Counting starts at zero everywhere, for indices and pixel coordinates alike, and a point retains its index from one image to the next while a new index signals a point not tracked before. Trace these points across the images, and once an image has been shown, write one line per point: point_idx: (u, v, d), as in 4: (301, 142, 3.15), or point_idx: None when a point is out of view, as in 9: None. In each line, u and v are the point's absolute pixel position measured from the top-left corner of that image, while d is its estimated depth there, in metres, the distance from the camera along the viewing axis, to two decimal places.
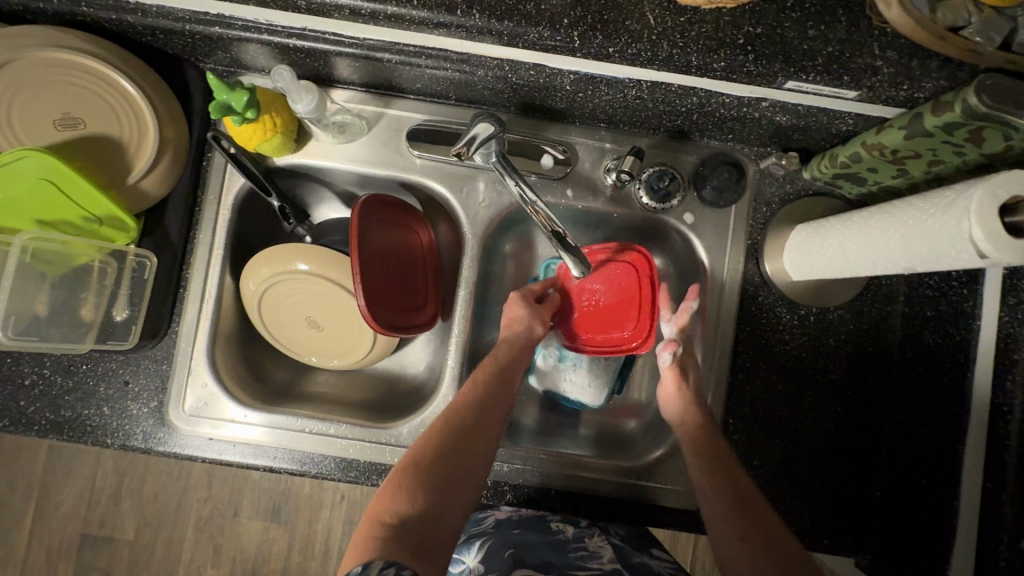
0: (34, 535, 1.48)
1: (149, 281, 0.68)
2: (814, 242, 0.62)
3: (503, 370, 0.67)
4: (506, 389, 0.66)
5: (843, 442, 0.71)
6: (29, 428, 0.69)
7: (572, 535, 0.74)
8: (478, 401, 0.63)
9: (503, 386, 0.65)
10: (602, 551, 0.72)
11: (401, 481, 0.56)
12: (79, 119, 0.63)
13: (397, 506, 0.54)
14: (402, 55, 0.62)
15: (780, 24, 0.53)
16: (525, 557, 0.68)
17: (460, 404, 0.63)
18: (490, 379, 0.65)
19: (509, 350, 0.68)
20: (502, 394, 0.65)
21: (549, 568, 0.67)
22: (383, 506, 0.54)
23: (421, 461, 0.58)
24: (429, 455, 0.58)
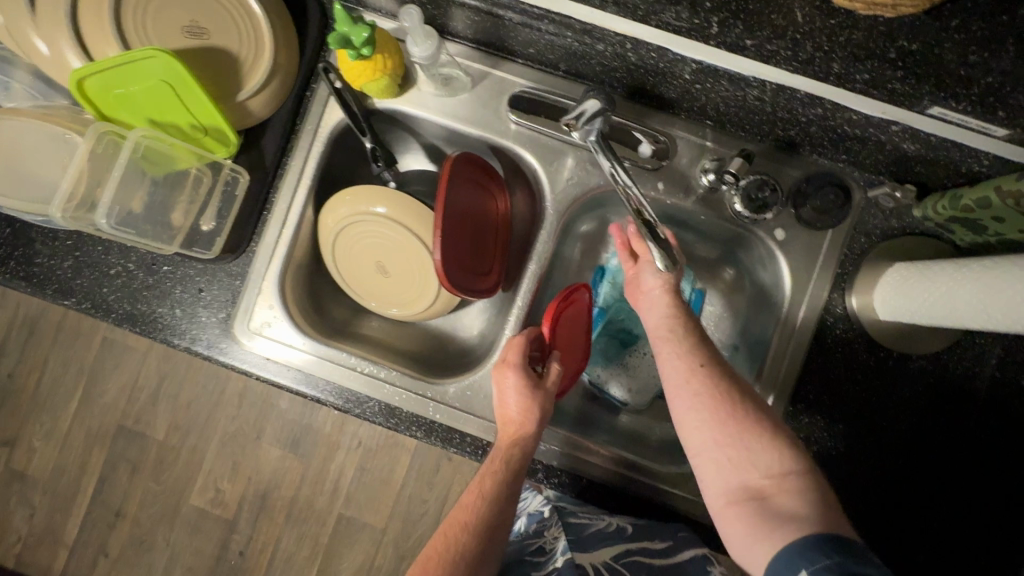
0: (78, 416, 1.59)
1: (238, 197, 0.71)
2: (917, 283, 0.59)
3: (502, 483, 0.63)
4: (507, 505, 0.63)
5: (899, 495, 0.67)
6: (108, 315, 0.73)
7: (536, 532, 0.72)
8: (474, 529, 0.62)
9: (509, 495, 0.63)
10: (555, 532, 0.69)
11: None
12: (203, 29, 0.64)
13: None
14: (525, 16, 0.61)
15: (939, 44, 0.49)
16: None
17: (459, 533, 0.62)
18: (494, 493, 0.63)
19: (522, 455, 0.64)
20: (501, 510, 0.63)
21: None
22: None
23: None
24: None
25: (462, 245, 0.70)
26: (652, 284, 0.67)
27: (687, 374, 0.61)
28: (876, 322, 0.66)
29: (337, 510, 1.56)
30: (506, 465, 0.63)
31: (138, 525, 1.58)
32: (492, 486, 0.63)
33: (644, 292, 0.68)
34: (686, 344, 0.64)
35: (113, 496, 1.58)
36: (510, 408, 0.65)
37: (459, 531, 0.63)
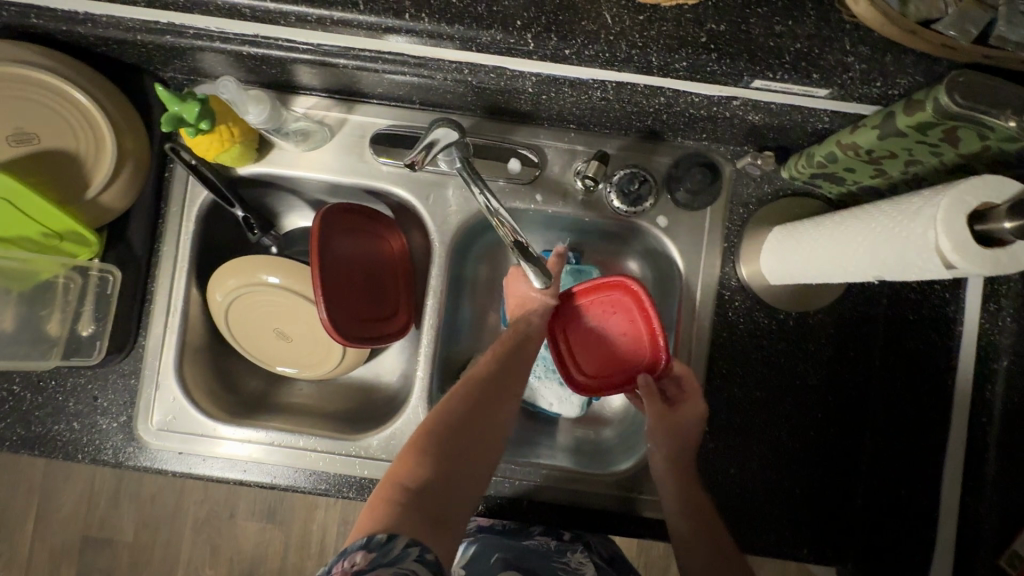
0: (38, 537, 1.52)
1: (113, 296, 0.68)
2: (788, 246, 0.60)
3: (496, 375, 0.63)
4: (503, 398, 0.62)
5: (818, 456, 0.69)
6: (2, 444, 0.69)
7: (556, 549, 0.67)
8: (477, 404, 0.59)
9: (515, 360, 0.65)
10: (586, 567, 0.65)
11: (424, 451, 0.55)
12: (33, 134, 0.62)
13: (416, 472, 0.53)
14: (358, 60, 0.60)
15: (745, 20, 0.51)
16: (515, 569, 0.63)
17: (465, 403, 0.59)
18: (500, 355, 0.65)
19: (528, 326, 0.67)
20: (505, 386, 0.63)
21: None
22: (405, 474, 0.52)
23: (438, 435, 0.56)
24: (460, 417, 0.58)
25: (353, 299, 0.70)
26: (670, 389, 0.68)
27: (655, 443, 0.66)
28: (768, 288, 0.68)
29: None
30: (507, 358, 0.65)
31: None
32: (491, 375, 0.62)
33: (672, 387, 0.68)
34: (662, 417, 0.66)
35: None
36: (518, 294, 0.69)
37: (457, 405, 0.59)
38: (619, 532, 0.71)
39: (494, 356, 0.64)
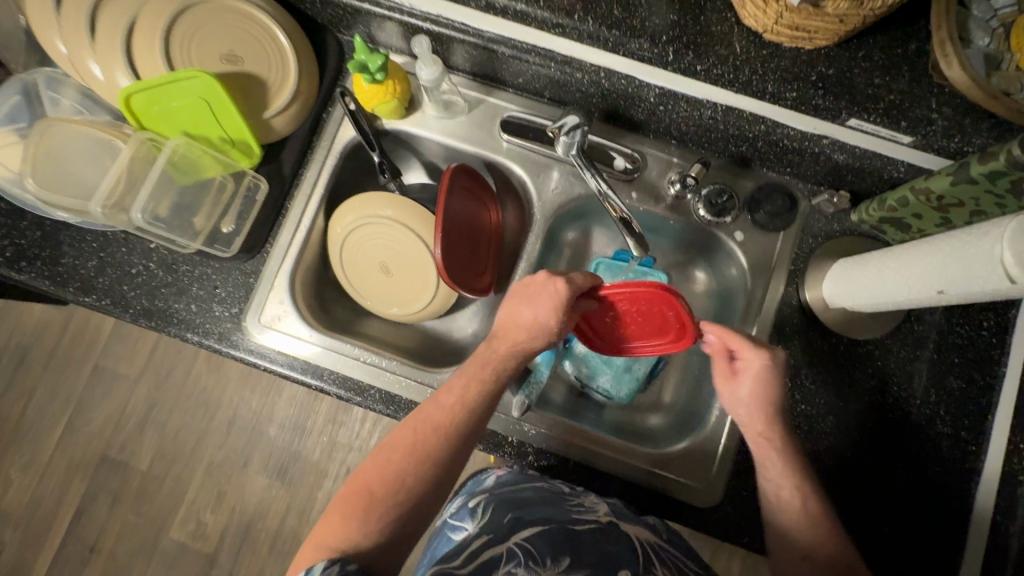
0: (60, 446, 1.57)
1: (258, 203, 0.79)
2: (857, 271, 0.68)
3: (453, 422, 0.62)
4: (453, 452, 0.62)
5: (853, 476, 0.73)
6: (126, 311, 0.78)
7: (570, 492, 0.69)
8: (426, 450, 0.61)
9: (484, 403, 0.64)
10: (600, 506, 0.68)
11: (358, 509, 0.57)
12: (236, 57, 0.74)
13: (348, 529, 0.56)
14: (515, 50, 0.72)
15: (849, 69, 0.61)
16: (523, 517, 0.63)
17: (412, 453, 0.61)
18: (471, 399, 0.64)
19: (508, 365, 0.67)
20: (464, 435, 0.62)
21: (549, 523, 0.61)
22: (336, 533, 0.55)
23: (376, 492, 0.59)
24: (403, 468, 0.60)
25: (462, 251, 0.80)
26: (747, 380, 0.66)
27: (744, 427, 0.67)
28: (828, 312, 0.75)
29: None
30: (469, 405, 0.63)
31: (113, 560, 1.53)
32: (446, 428, 0.62)
33: (739, 372, 0.67)
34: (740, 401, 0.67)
35: (89, 531, 1.54)
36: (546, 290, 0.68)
37: (402, 456, 0.60)
38: (650, 508, 0.75)
39: (454, 405, 0.63)
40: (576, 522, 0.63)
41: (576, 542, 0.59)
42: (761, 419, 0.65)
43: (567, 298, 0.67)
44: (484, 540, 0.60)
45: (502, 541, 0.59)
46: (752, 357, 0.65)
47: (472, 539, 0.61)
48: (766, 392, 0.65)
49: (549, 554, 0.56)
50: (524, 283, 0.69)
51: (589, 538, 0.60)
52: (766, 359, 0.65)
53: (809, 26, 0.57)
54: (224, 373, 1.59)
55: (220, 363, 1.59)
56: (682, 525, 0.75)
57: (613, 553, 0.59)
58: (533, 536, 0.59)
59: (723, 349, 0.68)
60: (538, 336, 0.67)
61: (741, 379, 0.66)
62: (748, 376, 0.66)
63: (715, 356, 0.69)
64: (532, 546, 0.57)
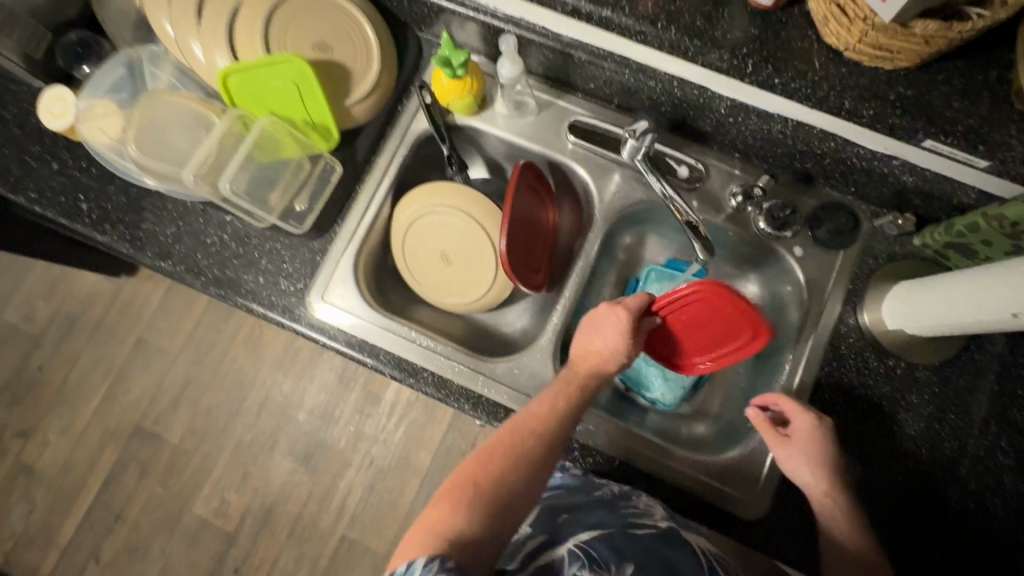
0: (98, 413, 1.62)
1: (330, 185, 0.82)
2: (923, 292, 0.67)
3: (548, 425, 0.63)
4: (550, 457, 0.62)
5: (906, 503, 0.72)
6: (198, 277, 0.82)
7: (620, 494, 0.71)
8: (523, 445, 0.61)
9: (574, 411, 0.66)
10: (655, 508, 0.69)
11: (463, 500, 0.56)
12: (325, 45, 0.78)
13: (455, 519, 0.55)
14: (591, 55, 0.75)
15: (928, 92, 0.62)
16: (579, 521, 0.65)
17: (510, 450, 0.61)
18: (563, 406, 0.65)
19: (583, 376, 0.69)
20: (559, 439, 0.63)
21: (607, 529, 0.64)
22: (445, 520, 0.55)
23: (480, 487, 0.58)
24: (503, 463, 0.60)
25: (518, 246, 0.80)
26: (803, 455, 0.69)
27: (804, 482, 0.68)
28: (886, 333, 0.74)
29: (341, 532, 1.54)
30: (558, 415, 0.65)
31: (136, 530, 1.56)
32: (541, 434, 0.63)
33: (793, 436, 0.69)
34: (806, 458, 0.68)
35: (117, 499, 1.57)
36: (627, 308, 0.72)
37: (501, 453, 0.61)
38: (690, 514, 0.75)
39: (549, 410, 0.64)
40: (635, 528, 0.65)
41: (636, 547, 0.62)
42: (828, 480, 0.67)
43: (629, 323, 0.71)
44: (541, 541, 0.64)
45: (561, 543, 0.62)
46: (805, 418, 0.69)
47: (529, 540, 0.65)
48: (818, 454, 0.68)
49: (612, 559, 0.60)
50: (590, 314, 0.74)
51: (650, 543, 0.64)
52: (817, 420, 0.69)
53: (893, 46, 0.58)
54: (260, 356, 1.63)
55: (257, 346, 1.64)
56: (726, 535, 0.74)
57: (674, 560, 0.63)
58: (593, 539, 0.62)
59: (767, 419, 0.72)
60: (611, 360, 0.70)
61: (796, 442, 0.69)
62: (800, 439, 0.69)
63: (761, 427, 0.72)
64: (593, 549, 0.61)
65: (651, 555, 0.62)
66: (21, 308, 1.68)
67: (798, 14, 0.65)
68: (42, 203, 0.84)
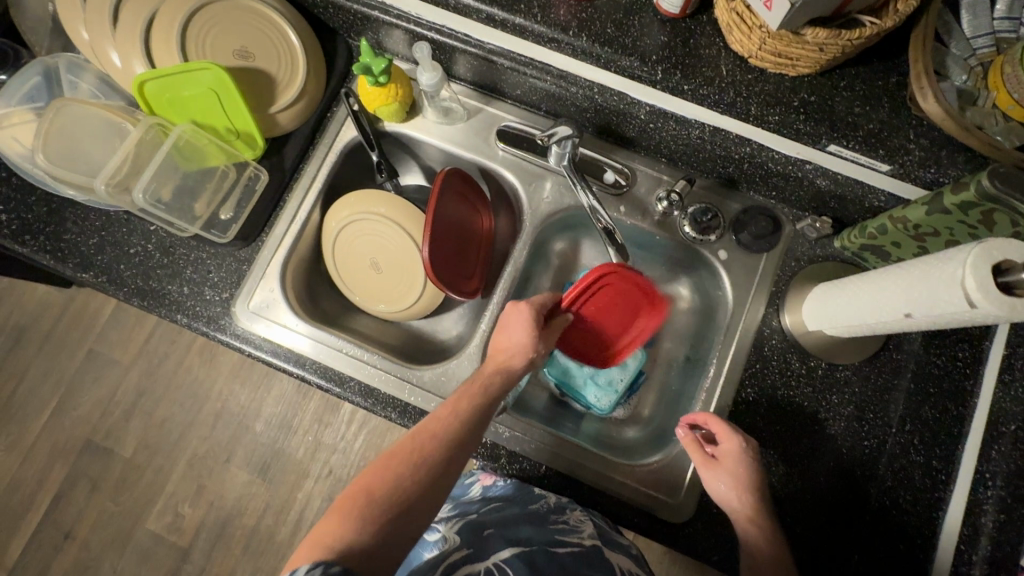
0: (46, 428, 1.58)
1: (256, 193, 0.81)
2: (834, 294, 0.69)
3: (455, 426, 0.62)
4: (456, 457, 0.61)
5: (826, 501, 0.73)
6: (120, 289, 0.80)
7: (556, 508, 0.73)
8: (425, 447, 0.60)
9: (482, 409, 0.65)
10: (585, 525, 0.71)
11: (356, 506, 0.54)
12: (246, 52, 0.77)
13: (345, 527, 0.52)
14: (514, 62, 0.75)
15: (830, 97, 0.64)
16: (502, 535, 0.67)
17: (415, 452, 0.59)
18: (470, 406, 0.64)
19: (500, 376, 0.68)
20: (466, 439, 0.62)
21: (528, 546, 0.66)
22: (334, 528, 0.52)
23: (375, 491, 0.56)
24: (406, 465, 0.58)
25: (448, 250, 0.81)
26: (729, 477, 0.67)
27: (726, 496, 0.67)
28: (806, 335, 0.75)
29: (298, 544, 1.52)
30: (463, 417, 0.63)
31: (86, 547, 1.52)
32: (443, 438, 0.61)
33: (715, 462, 0.69)
34: (731, 474, 0.67)
35: (66, 516, 1.53)
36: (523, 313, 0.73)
37: (402, 457, 0.59)
38: (618, 519, 0.75)
39: (451, 413, 0.63)
40: (558, 545, 0.67)
41: (554, 566, 0.64)
42: (755, 505, 0.66)
43: (533, 319, 0.72)
44: (462, 554, 0.64)
45: (481, 559, 0.63)
46: (733, 440, 0.68)
47: (453, 551, 0.65)
48: (744, 479, 0.67)
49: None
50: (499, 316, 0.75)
51: (570, 563, 0.65)
52: (743, 443, 0.68)
53: (790, 53, 0.59)
54: (216, 366, 1.61)
55: (212, 355, 1.61)
56: (657, 540, 0.74)
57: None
58: (511, 556, 0.64)
59: (695, 439, 0.71)
60: (522, 355, 0.71)
61: (724, 464, 0.68)
62: (727, 463, 0.68)
63: (690, 448, 0.71)
64: (509, 566, 0.62)
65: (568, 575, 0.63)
66: None
67: (706, 22, 0.66)
68: None
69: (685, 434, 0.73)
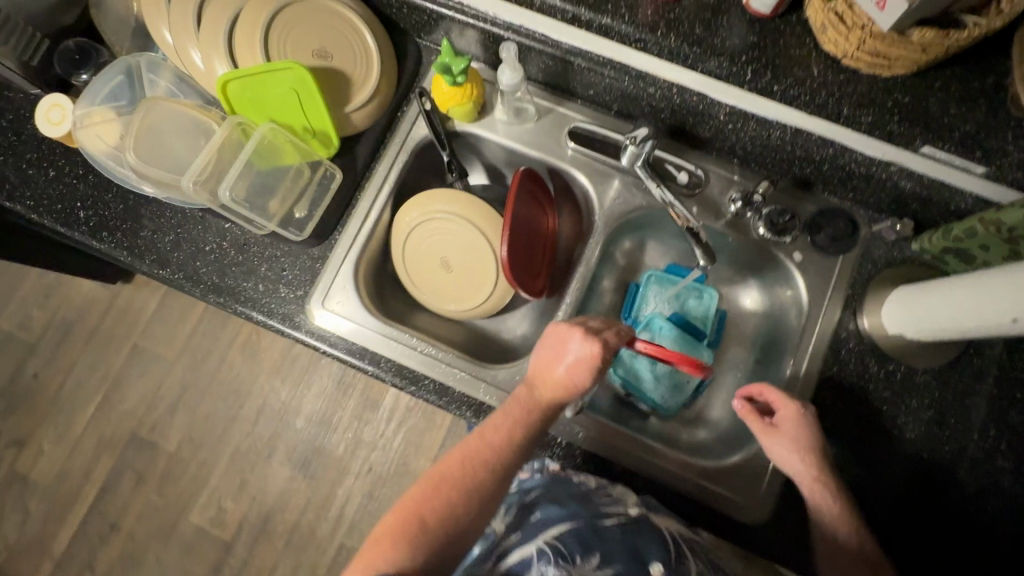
0: (94, 421, 1.61)
1: (331, 192, 0.82)
2: (922, 300, 0.68)
3: (502, 444, 0.65)
4: (505, 472, 0.65)
5: (906, 507, 0.72)
6: (197, 285, 0.81)
7: (598, 486, 0.70)
8: (470, 468, 0.64)
9: (531, 424, 0.67)
10: (629, 497, 0.69)
11: (404, 535, 0.59)
12: (325, 52, 0.78)
13: (392, 554, 0.57)
14: (591, 63, 0.75)
15: (925, 98, 0.63)
16: (548, 515, 0.64)
17: (460, 474, 0.64)
18: (512, 426, 0.66)
19: (561, 387, 0.68)
20: (517, 452, 0.66)
21: (576, 520, 0.63)
22: (384, 556, 0.57)
23: (426, 523, 0.60)
24: (453, 491, 0.62)
25: (525, 256, 0.82)
26: (791, 440, 0.68)
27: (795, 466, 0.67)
28: (885, 338, 0.75)
29: (339, 540, 1.53)
30: (512, 433, 0.66)
31: (132, 540, 1.54)
32: (490, 458, 0.65)
33: (777, 427, 0.69)
34: (794, 441, 0.68)
35: (112, 507, 1.56)
36: (595, 322, 0.72)
37: (450, 477, 0.64)
38: (694, 520, 0.75)
39: (503, 435, 0.66)
40: (603, 517, 0.64)
41: (604, 538, 0.60)
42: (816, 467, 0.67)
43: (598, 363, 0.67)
44: (509, 542, 0.63)
45: (528, 542, 0.61)
46: (791, 406, 0.69)
47: (501, 542, 0.64)
48: (808, 440, 0.68)
49: (578, 551, 0.58)
50: (557, 329, 0.70)
51: (618, 534, 0.62)
52: (801, 408, 0.69)
53: (889, 53, 0.59)
54: (258, 362, 1.62)
55: (255, 352, 1.63)
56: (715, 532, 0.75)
57: (642, 548, 0.61)
58: (561, 535, 0.60)
59: (753, 410, 0.70)
60: (590, 369, 0.67)
61: (784, 429, 0.68)
62: (789, 428, 0.68)
63: (746, 416, 0.71)
64: (562, 545, 0.59)
65: (618, 544, 0.60)
66: (15, 316, 1.67)
67: (796, 22, 0.66)
68: (39, 211, 0.83)
69: (742, 408, 0.71)
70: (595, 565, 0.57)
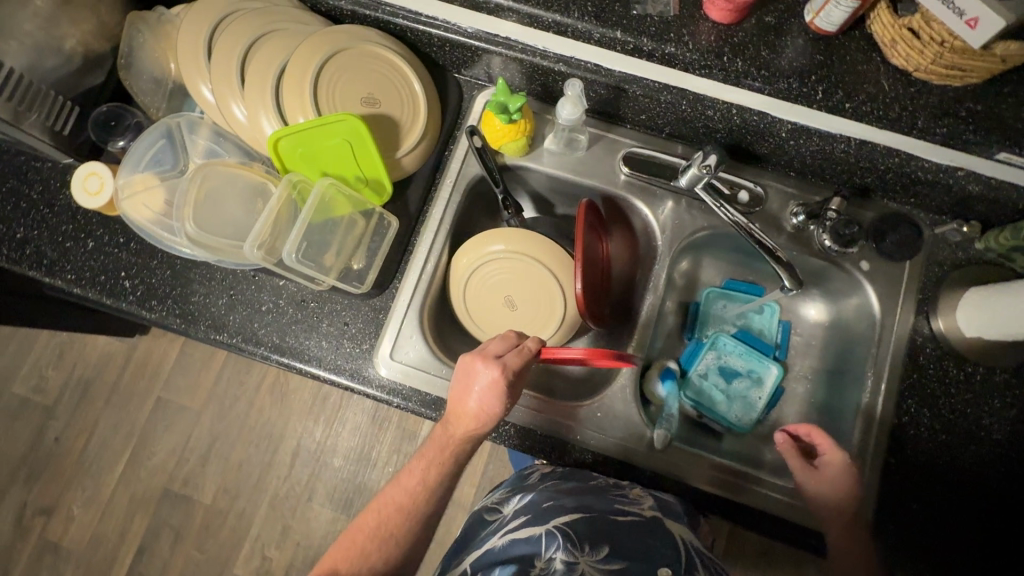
0: (122, 481, 1.55)
1: (388, 238, 0.80)
2: (1000, 301, 0.69)
3: (425, 491, 0.64)
4: (423, 524, 0.63)
5: (1002, 508, 0.72)
6: (258, 347, 0.78)
7: (614, 484, 0.71)
8: (402, 519, 0.62)
9: (445, 470, 0.65)
10: (644, 499, 0.69)
11: None
12: (374, 99, 0.76)
13: None
14: (647, 89, 0.74)
15: (999, 105, 0.63)
16: (564, 505, 0.65)
17: (375, 521, 0.62)
18: (439, 474, 0.64)
19: (473, 424, 0.64)
20: (432, 499, 0.64)
21: (590, 512, 0.64)
22: None
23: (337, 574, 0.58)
24: (363, 540, 0.60)
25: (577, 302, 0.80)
26: (827, 483, 0.69)
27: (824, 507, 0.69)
28: (963, 340, 0.75)
29: None
30: (430, 478, 0.64)
31: None
32: (410, 508, 0.63)
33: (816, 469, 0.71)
34: (830, 488, 0.69)
35: (151, 568, 1.51)
36: (494, 346, 0.67)
37: (367, 526, 0.62)
38: (795, 543, 0.74)
39: (419, 480, 0.64)
40: (618, 513, 0.65)
41: (615, 534, 0.63)
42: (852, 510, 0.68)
43: (505, 384, 0.64)
44: (521, 521, 0.66)
45: (540, 524, 0.64)
46: (837, 453, 0.70)
47: (511, 522, 0.67)
48: (850, 490, 0.69)
49: (588, 542, 0.61)
50: (460, 367, 0.66)
51: (630, 532, 0.63)
52: (846, 457, 0.70)
53: (966, 65, 0.58)
54: (288, 404, 1.59)
55: (283, 394, 1.59)
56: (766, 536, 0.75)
57: (655, 550, 0.62)
58: (573, 523, 0.63)
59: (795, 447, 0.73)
60: (497, 401, 0.63)
61: (825, 474, 0.70)
62: (827, 473, 0.70)
63: (783, 450, 0.73)
64: (572, 534, 0.62)
65: (629, 542, 0.62)
66: (28, 380, 1.61)
67: (859, 37, 0.65)
68: (82, 284, 0.80)
69: (784, 442, 0.73)
70: (605, 555, 0.60)
